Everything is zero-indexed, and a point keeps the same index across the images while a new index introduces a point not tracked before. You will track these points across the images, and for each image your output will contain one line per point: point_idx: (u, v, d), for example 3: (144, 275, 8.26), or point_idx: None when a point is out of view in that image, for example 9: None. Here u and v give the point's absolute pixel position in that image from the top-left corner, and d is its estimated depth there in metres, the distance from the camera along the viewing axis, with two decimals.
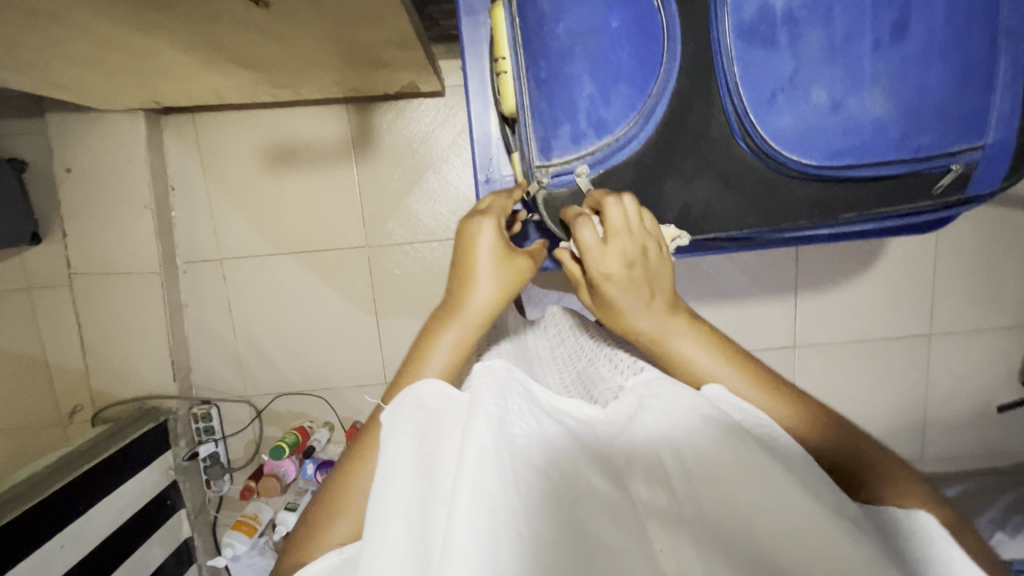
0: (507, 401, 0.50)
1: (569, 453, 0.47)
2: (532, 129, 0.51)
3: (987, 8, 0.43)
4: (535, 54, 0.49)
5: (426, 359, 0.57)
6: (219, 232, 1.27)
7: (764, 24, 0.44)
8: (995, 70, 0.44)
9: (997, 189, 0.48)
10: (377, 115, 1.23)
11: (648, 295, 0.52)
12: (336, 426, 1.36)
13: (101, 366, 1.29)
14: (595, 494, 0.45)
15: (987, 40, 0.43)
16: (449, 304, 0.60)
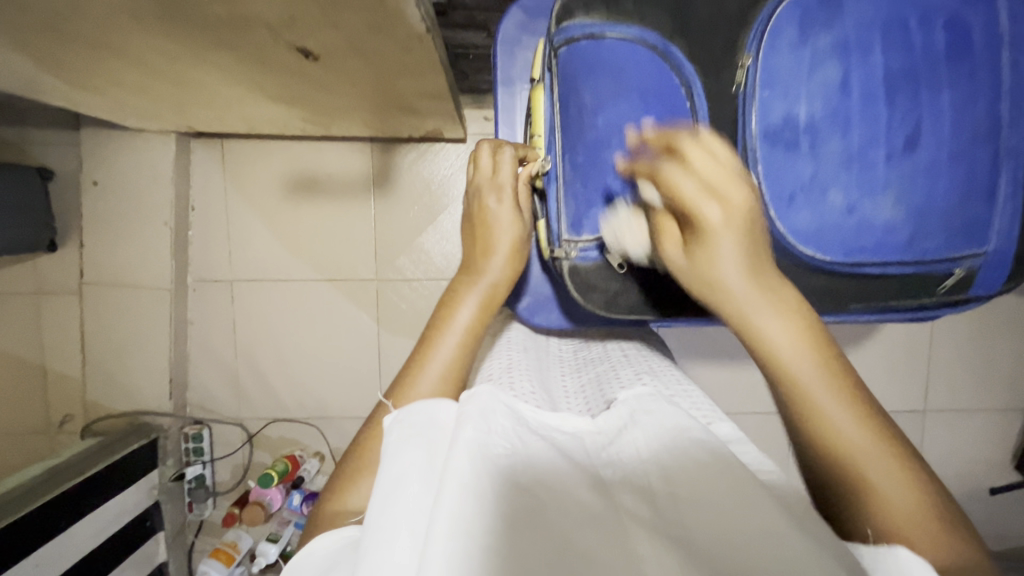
0: (491, 423, 0.42)
1: (554, 468, 0.40)
2: (564, 205, 0.54)
3: (991, 128, 0.45)
4: (574, 139, 0.52)
5: (450, 321, 0.56)
6: (233, 252, 1.30)
7: (786, 129, 0.46)
8: (998, 184, 0.46)
9: (998, 290, 0.50)
10: (399, 155, 1.28)
11: (742, 250, 0.43)
12: (327, 456, 1.35)
13: (98, 376, 1.28)
14: (582, 506, 0.38)
15: (991, 157, 0.45)
16: (468, 268, 0.60)
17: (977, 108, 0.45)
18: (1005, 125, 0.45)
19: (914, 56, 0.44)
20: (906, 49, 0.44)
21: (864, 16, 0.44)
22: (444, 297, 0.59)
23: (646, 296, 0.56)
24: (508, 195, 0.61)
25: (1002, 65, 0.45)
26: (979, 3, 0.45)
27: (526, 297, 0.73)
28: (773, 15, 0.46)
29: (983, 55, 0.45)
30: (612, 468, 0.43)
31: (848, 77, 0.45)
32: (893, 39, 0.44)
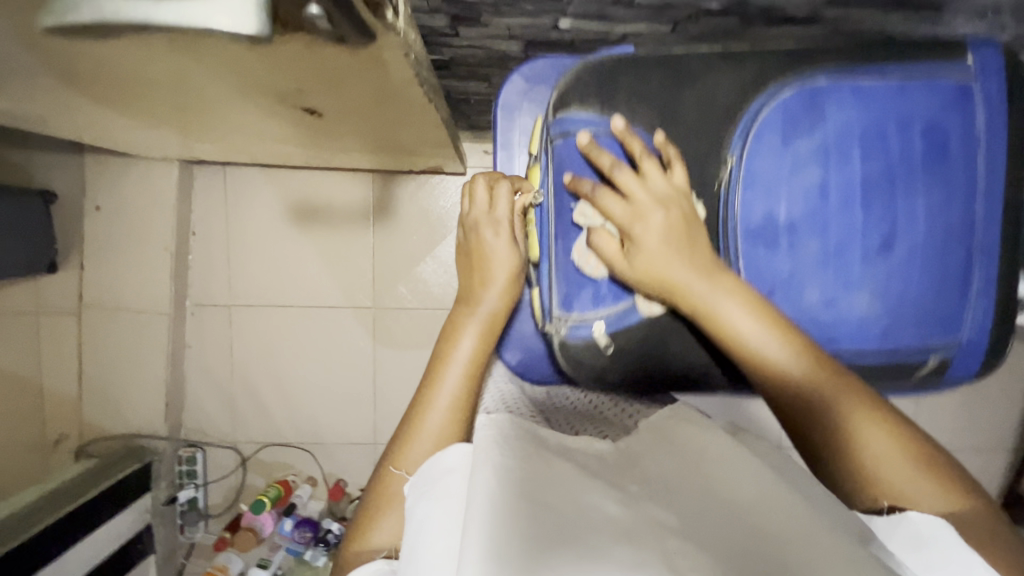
0: (514, 449, 0.41)
1: (574, 477, 0.40)
2: (556, 284, 0.58)
3: (963, 231, 0.50)
4: (567, 226, 0.57)
5: (450, 354, 0.54)
6: (232, 277, 1.31)
7: (766, 228, 0.51)
8: (971, 279, 0.50)
9: (971, 374, 0.53)
10: (399, 187, 1.30)
11: (678, 251, 0.50)
12: (319, 481, 1.35)
13: (96, 398, 1.29)
14: (611, 517, 0.36)
15: (964, 256, 0.50)
16: (465, 299, 0.58)
17: (951, 212, 0.50)
18: (978, 227, 0.50)
19: (891, 164, 0.49)
20: (884, 158, 0.50)
21: (846, 126, 0.50)
22: (443, 331, 0.57)
23: (633, 371, 0.60)
24: (503, 228, 0.58)
25: (977, 173, 0.50)
26: (958, 113, 0.49)
27: (508, 341, 0.72)
28: (758, 117, 0.51)
29: (958, 164, 0.49)
30: (638, 486, 0.41)
31: (827, 182, 0.50)
32: (872, 147, 0.49)
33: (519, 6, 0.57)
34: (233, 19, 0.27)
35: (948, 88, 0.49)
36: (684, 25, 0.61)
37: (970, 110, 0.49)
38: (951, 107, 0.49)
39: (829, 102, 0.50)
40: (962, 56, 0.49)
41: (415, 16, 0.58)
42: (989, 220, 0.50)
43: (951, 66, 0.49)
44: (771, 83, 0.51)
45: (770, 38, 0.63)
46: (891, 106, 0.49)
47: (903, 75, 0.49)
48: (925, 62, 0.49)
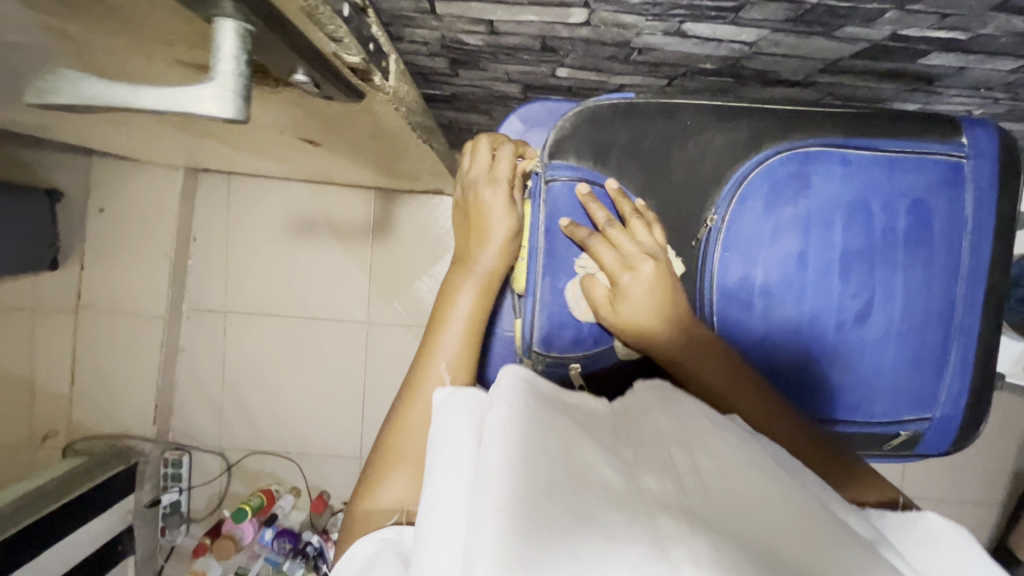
0: (524, 409, 0.39)
1: (581, 448, 0.38)
2: (539, 323, 0.56)
3: (941, 312, 0.53)
4: (556, 266, 0.55)
5: (449, 312, 0.55)
6: (229, 285, 1.33)
7: (742, 291, 0.53)
8: (946, 359, 0.54)
9: (943, 449, 0.57)
10: (399, 205, 1.31)
11: (664, 304, 0.52)
12: (303, 492, 1.35)
13: (87, 397, 1.31)
14: (606, 485, 0.35)
15: (942, 335, 0.53)
16: (463, 259, 0.57)
17: (931, 290, 0.53)
18: (959, 306, 0.53)
19: (874, 237, 0.52)
20: (867, 232, 0.52)
21: (831, 197, 0.53)
22: (439, 295, 0.57)
23: None
24: (501, 189, 0.56)
25: (962, 251, 0.53)
26: (946, 193, 0.52)
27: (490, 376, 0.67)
28: (745, 179, 0.53)
29: (943, 243, 0.53)
30: (632, 452, 0.40)
31: (808, 251, 0.53)
32: (855, 220, 0.52)
33: (516, 56, 0.58)
34: (215, 99, 0.25)
35: (940, 167, 0.52)
36: (680, 81, 0.62)
37: (959, 191, 0.52)
38: (941, 186, 0.52)
39: (816, 173, 0.53)
40: (956, 135, 0.53)
41: (413, 58, 0.59)
42: (970, 301, 0.53)
43: (939, 147, 0.52)
44: (762, 148, 0.53)
45: (764, 97, 0.64)
46: (880, 180, 0.52)
47: (891, 151, 0.53)
48: (913, 139, 0.52)
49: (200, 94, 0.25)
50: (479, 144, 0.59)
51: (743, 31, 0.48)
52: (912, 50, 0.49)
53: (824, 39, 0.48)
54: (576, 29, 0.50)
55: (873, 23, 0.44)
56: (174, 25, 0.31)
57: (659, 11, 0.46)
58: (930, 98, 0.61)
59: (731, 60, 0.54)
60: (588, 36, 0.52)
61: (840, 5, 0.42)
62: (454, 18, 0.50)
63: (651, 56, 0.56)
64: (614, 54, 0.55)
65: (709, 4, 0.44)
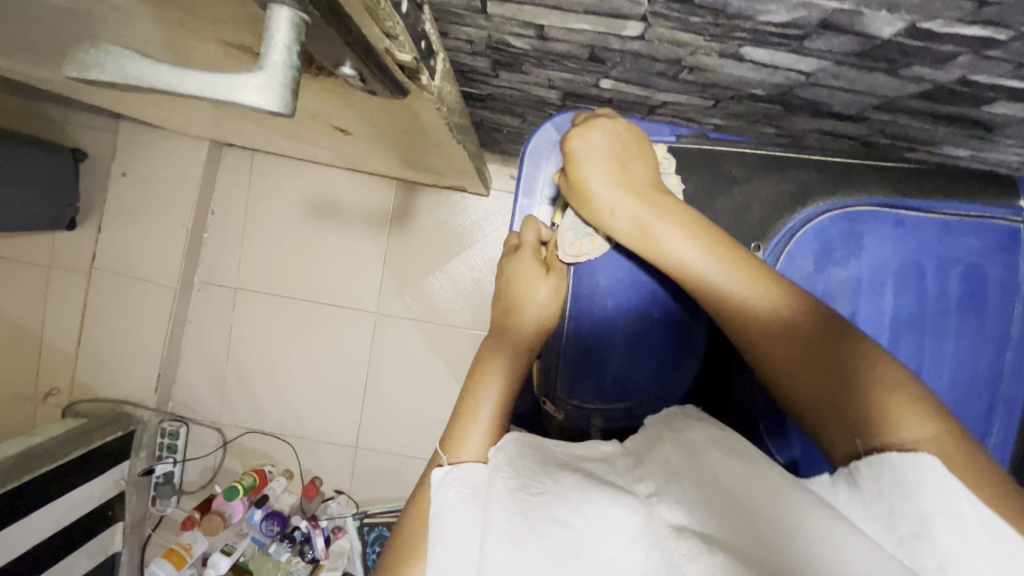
0: (523, 466, 0.45)
1: (585, 491, 0.43)
2: (563, 366, 0.60)
3: (988, 382, 0.51)
4: (581, 311, 0.60)
5: (478, 392, 0.57)
6: (242, 261, 1.32)
7: None
8: (991, 432, 0.51)
9: None
10: (420, 198, 1.29)
11: (615, 175, 0.53)
12: (295, 476, 1.35)
13: (91, 359, 1.31)
14: (620, 528, 0.40)
15: (988, 406, 0.51)
16: (496, 335, 0.60)
17: (980, 360, 0.51)
18: (1006, 377, 0.51)
19: (926, 302, 0.52)
20: (918, 294, 0.52)
21: (882, 256, 0.52)
22: (472, 370, 0.59)
23: None
24: (528, 250, 0.61)
25: (1013, 320, 0.51)
26: (1001, 259, 0.51)
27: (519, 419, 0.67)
28: (795, 234, 0.54)
29: (996, 311, 0.51)
30: (647, 485, 0.45)
31: (856, 309, 0.52)
32: (907, 281, 0.52)
33: (561, 63, 0.57)
34: (262, 91, 0.23)
35: (996, 231, 0.52)
36: (726, 105, 0.60)
37: (1016, 257, 0.51)
38: (995, 254, 0.51)
39: (868, 232, 0.53)
40: (1013, 199, 0.52)
41: (456, 54, 0.58)
42: (1019, 373, 0.51)
43: (996, 211, 0.52)
44: (811, 201, 0.54)
45: (810, 129, 0.62)
46: (935, 242, 0.52)
47: (946, 213, 0.52)
48: (971, 200, 0.52)
49: (247, 84, 0.23)
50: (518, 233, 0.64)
51: (802, 60, 0.46)
52: (978, 97, 0.47)
53: (886, 77, 0.46)
54: (627, 42, 0.49)
55: (944, 64, 0.42)
56: (227, 8, 0.30)
57: (719, 32, 0.44)
58: (985, 147, 0.58)
59: (784, 88, 0.53)
60: (639, 51, 0.50)
61: (913, 44, 0.40)
62: (504, 19, 0.48)
63: (701, 77, 0.54)
64: (663, 70, 0.53)
65: (773, 30, 0.42)
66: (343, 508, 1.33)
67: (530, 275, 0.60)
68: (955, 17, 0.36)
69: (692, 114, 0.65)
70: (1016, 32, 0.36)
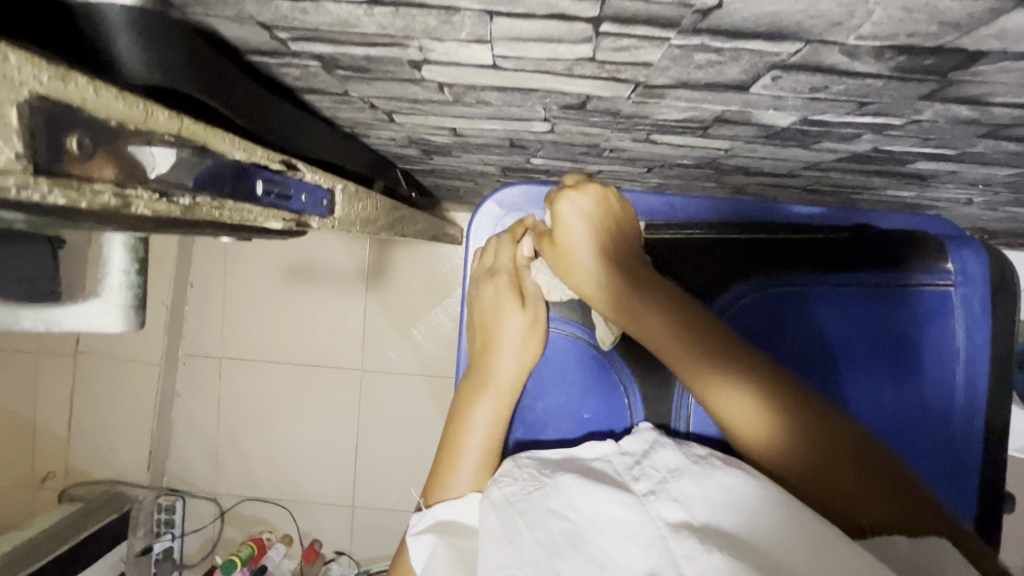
0: (519, 473, 0.50)
1: (582, 490, 0.46)
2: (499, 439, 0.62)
3: (941, 445, 0.56)
4: None
5: (465, 431, 0.54)
6: (225, 330, 1.33)
7: None
8: (952, 491, 0.56)
9: None
10: (395, 252, 1.30)
11: (603, 244, 0.53)
12: (294, 540, 1.33)
13: (84, 441, 1.32)
14: (615, 526, 0.43)
15: (945, 466, 0.56)
16: (479, 373, 0.57)
17: (929, 425, 0.56)
18: (959, 439, 0.56)
19: (871, 374, 0.56)
20: (857, 366, 0.56)
21: (820, 334, 0.57)
22: (454, 404, 0.57)
23: None
24: (504, 278, 0.58)
25: (954, 382, 0.56)
26: (934, 325, 0.56)
27: None
28: (729, 317, 0.57)
29: (935, 376, 0.56)
30: (646, 483, 0.47)
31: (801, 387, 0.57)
32: (845, 355, 0.56)
33: (486, 149, 0.57)
34: (104, 315, 0.26)
35: (926, 299, 0.56)
36: (659, 170, 0.60)
37: (947, 322, 0.56)
38: (928, 320, 0.56)
39: (800, 311, 0.57)
40: (942, 262, 0.55)
41: (383, 147, 0.58)
42: (969, 433, 0.56)
43: (925, 279, 0.56)
44: (741, 282, 0.58)
45: (749, 182, 0.61)
46: (860, 314, 0.56)
47: (875, 286, 0.56)
48: (899, 269, 0.56)
49: (91, 313, 0.25)
50: (490, 250, 0.62)
51: (714, 141, 0.45)
52: (897, 159, 0.46)
53: (801, 149, 0.45)
54: (541, 134, 0.49)
55: (851, 140, 0.41)
56: None
57: (622, 126, 0.44)
58: (925, 189, 0.57)
59: (708, 159, 0.52)
60: (555, 140, 0.50)
61: (813, 129, 0.39)
62: (415, 124, 0.48)
63: (623, 154, 0.53)
64: (585, 151, 0.53)
65: (674, 124, 0.41)
66: (344, 570, 1.31)
67: (511, 301, 0.57)
68: (843, 112, 0.35)
69: (631, 178, 0.64)
70: (909, 119, 0.35)
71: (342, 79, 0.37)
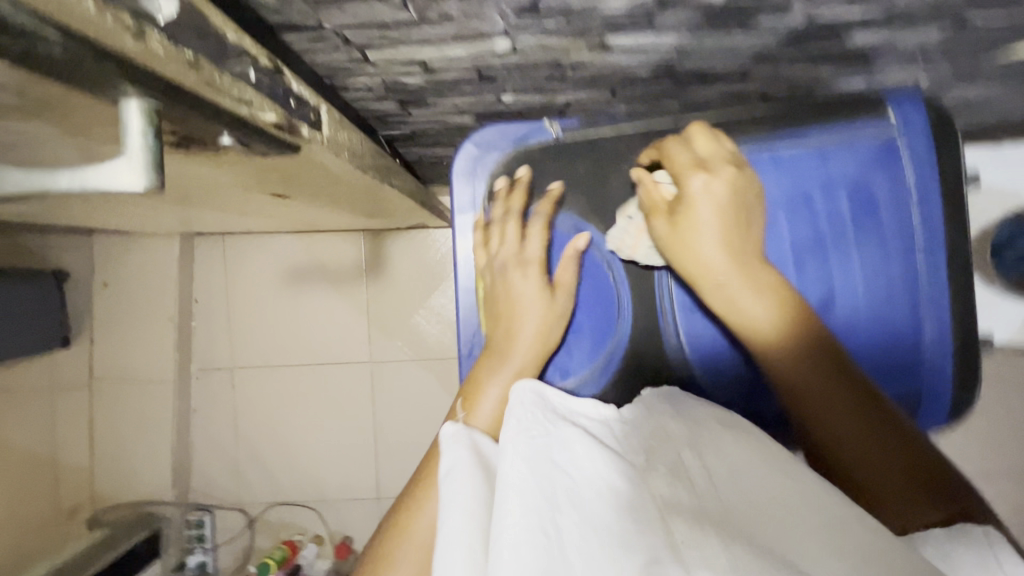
0: (525, 418, 0.45)
1: (588, 453, 0.42)
2: None
3: (905, 287, 0.59)
4: None
5: (481, 395, 0.58)
6: (233, 341, 1.36)
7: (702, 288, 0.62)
8: (922, 329, 0.59)
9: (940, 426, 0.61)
10: (389, 243, 1.33)
11: (731, 223, 0.56)
12: (325, 539, 1.34)
13: (107, 467, 1.34)
14: (616, 492, 0.39)
15: (909, 307, 0.59)
16: (499, 348, 0.61)
17: (890, 270, 0.59)
18: (923, 280, 0.59)
19: (828, 226, 0.59)
20: (812, 219, 0.60)
21: (775, 195, 0.60)
22: (473, 378, 0.61)
23: None
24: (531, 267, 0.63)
25: (911, 224, 0.59)
26: (884, 171, 0.59)
27: None
28: None
29: (890, 220, 0.59)
30: (645, 454, 0.43)
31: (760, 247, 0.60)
32: (800, 212, 0.60)
33: (459, 89, 0.60)
34: (128, 171, 0.27)
35: (873, 147, 0.59)
36: (623, 92, 0.63)
37: (897, 167, 0.59)
38: (878, 167, 0.59)
39: (753, 175, 0.60)
40: (886, 112, 0.59)
41: (362, 103, 0.62)
42: (933, 273, 0.59)
43: (868, 129, 0.59)
44: None
45: (709, 94, 0.65)
46: (813, 171, 0.60)
47: (824, 142, 0.59)
48: (846, 123, 0.59)
49: (115, 169, 0.26)
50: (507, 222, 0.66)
51: (665, 35, 0.49)
52: (836, 30, 0.49)
53: (742, 33, 0.49)
54: (505, 57, 0.52)
55: (781, 10, 0.45)
56: None
57: (578, 29, 0.47)
58: (872, 73, 0.61)
59: (665, 64, 0.55)
60: (519, 62, 0.54)
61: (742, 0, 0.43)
62: (389, 62, 0.52)
63: (586, 72, 0.57)
64: (550, 74, 0.57)
65: (621, 15, 0.45)
66: None
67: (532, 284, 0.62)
68: None
69: (599, 106, 0.68)
70: None
71: (313, 5, 0.41)
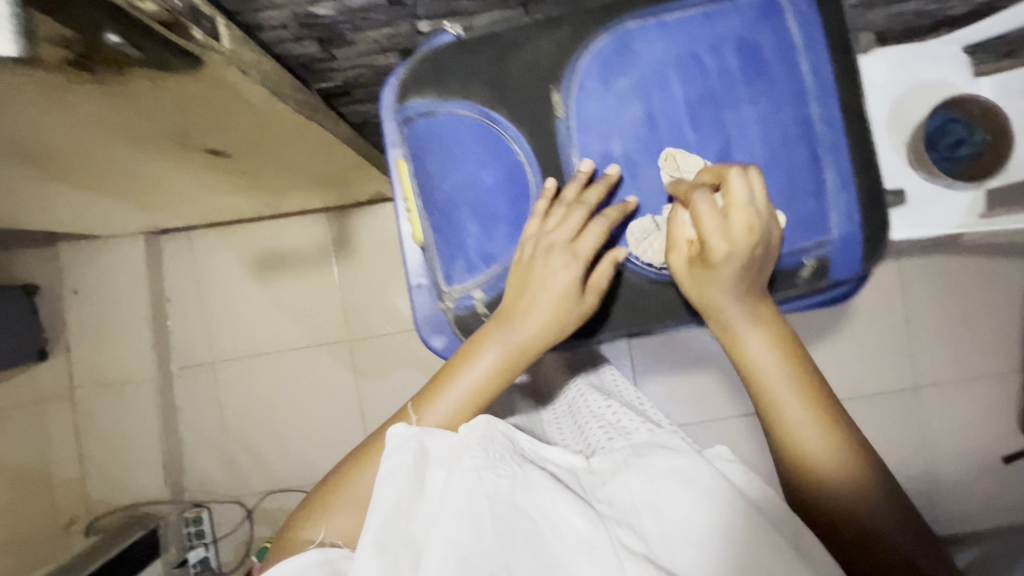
0: (501, 458, 0.54)
1: (553, 495, 0.53)
2: (437, 256, 0.71)
3: (799, 133, 0.64)
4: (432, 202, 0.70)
5: (465, 364, 0.63)
6: (210, 336, 1.36)
7: (608, 164, 0.66)
8: (824, 175, 0.64)
9: (857, 274, 0.66)
10: (354, 220, 1.34)
11: (747, 272, 0.59)
12: None
13: (99, 474, 1.35)
14: (578, 534, 0.51)
15: (807, 153, 0.64)
16: (499, 320, 0.64)
17: (783, 116, 0.64)
18: (819, 125, 0.64)
19: (719, 83, 0.64)
20: (704, 77, 0.64)
21: (666, 58, 0.65)
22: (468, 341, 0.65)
23: None
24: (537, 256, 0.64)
25: (797, 73, 0.64)
26: (766, 26, 0.64)
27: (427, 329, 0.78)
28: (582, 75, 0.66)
29: (780, 71, 0.64)
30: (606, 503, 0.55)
31: (655, 109, 0.65)
32: (689, 71, 0.64)
33: (370, 18, 0.62)
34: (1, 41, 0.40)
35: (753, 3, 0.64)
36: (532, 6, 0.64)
37: (778, 19, 0.64)
38: (761, 21, 0.64)
39: (643, 44, 0.65)
40: None
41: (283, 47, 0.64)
42: (828, 117, 0.64)
43: None
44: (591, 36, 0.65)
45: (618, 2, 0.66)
46: (701, 31, 0.64)
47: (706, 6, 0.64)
48: None
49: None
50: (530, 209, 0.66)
51: None
52: None
53: None
54: None
55: None
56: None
57: None
58: None
59: None
60: None
61: None
62: None
63: None
64: None
65: None
66: None
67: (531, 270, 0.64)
68: None
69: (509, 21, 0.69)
70: None
71: None
